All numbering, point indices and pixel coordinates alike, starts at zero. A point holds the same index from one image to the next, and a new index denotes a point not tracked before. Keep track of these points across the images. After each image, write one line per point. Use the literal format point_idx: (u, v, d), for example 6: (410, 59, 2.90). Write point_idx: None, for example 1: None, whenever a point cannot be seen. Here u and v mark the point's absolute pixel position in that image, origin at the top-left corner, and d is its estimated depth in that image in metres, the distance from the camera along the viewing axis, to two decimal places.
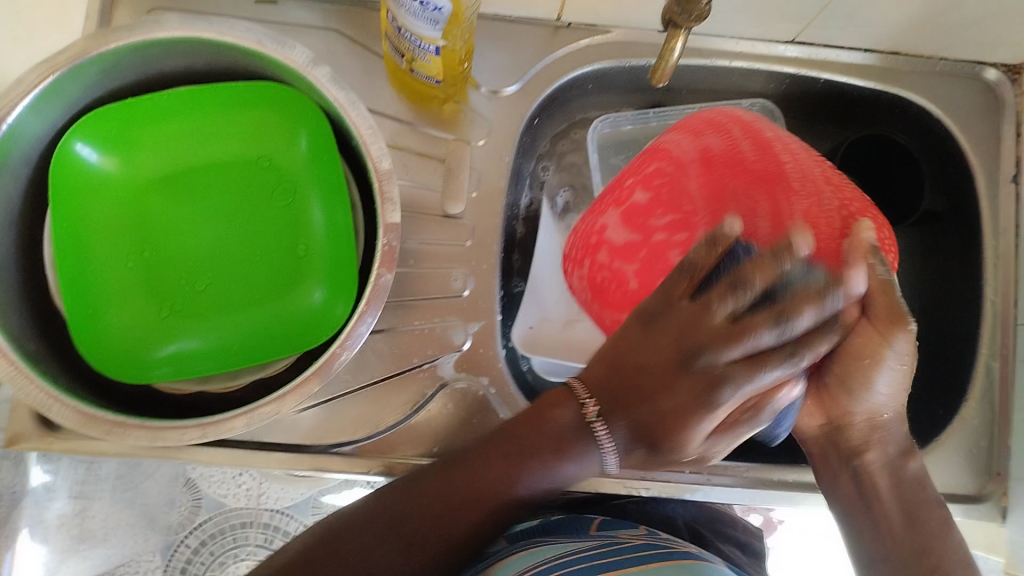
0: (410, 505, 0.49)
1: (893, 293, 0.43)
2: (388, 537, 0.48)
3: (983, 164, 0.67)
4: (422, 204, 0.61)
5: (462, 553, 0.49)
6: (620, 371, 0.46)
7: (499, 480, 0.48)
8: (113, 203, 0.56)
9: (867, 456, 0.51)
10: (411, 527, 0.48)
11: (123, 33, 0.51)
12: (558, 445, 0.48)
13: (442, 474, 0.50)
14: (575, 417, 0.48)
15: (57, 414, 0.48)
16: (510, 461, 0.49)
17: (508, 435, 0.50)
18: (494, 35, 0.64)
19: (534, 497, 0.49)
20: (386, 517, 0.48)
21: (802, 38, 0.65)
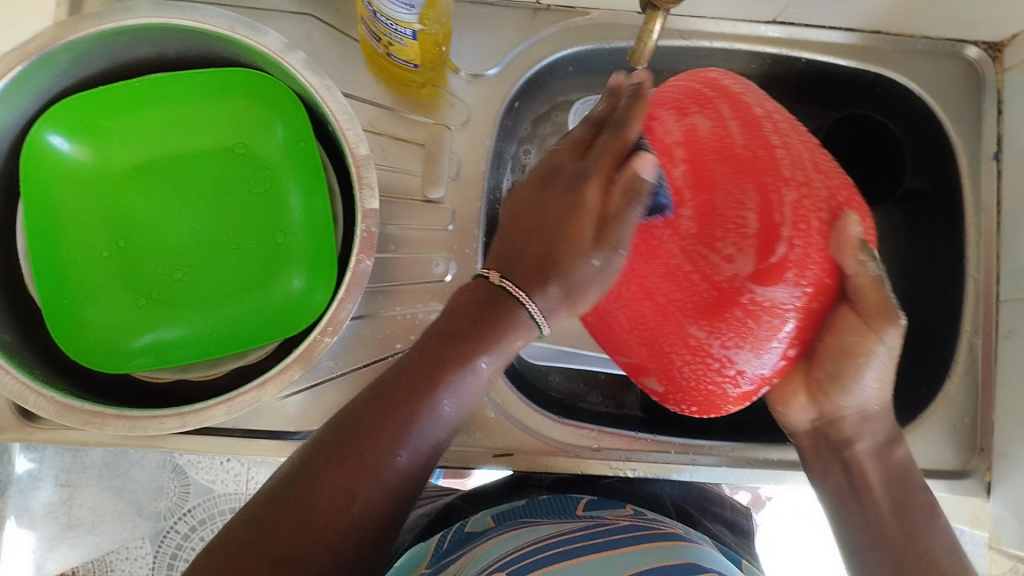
0: (349, 426, 0.44)
1: (881, 289, 0.47)
2: (336, 458, 0.43)
3: (964, 142, 0.66)
4: (403, 188, 0.60)
5: (418, 460, 0.45)
6: (515, 238, 0.47)
7: (436, 378, 0.45)
8: (88, 193, 0.55)
9: (857, 446, 0.53)
10: (359, 438, 0.43)
11: (93, 20, 0.50)
12: (483, 329, 0.45)
13: (375, 401, 0.45)
14: (491, 303, 0.46)
15: (34, 404, 0.48)
16: (432, 371, 0.45)
17: (423, 350, 0.46)
18: (474, 18, 0.63)
19: (474, 392, 0.47)
20: (335, 438, 0.44)
21: (783, 17, 0.64)
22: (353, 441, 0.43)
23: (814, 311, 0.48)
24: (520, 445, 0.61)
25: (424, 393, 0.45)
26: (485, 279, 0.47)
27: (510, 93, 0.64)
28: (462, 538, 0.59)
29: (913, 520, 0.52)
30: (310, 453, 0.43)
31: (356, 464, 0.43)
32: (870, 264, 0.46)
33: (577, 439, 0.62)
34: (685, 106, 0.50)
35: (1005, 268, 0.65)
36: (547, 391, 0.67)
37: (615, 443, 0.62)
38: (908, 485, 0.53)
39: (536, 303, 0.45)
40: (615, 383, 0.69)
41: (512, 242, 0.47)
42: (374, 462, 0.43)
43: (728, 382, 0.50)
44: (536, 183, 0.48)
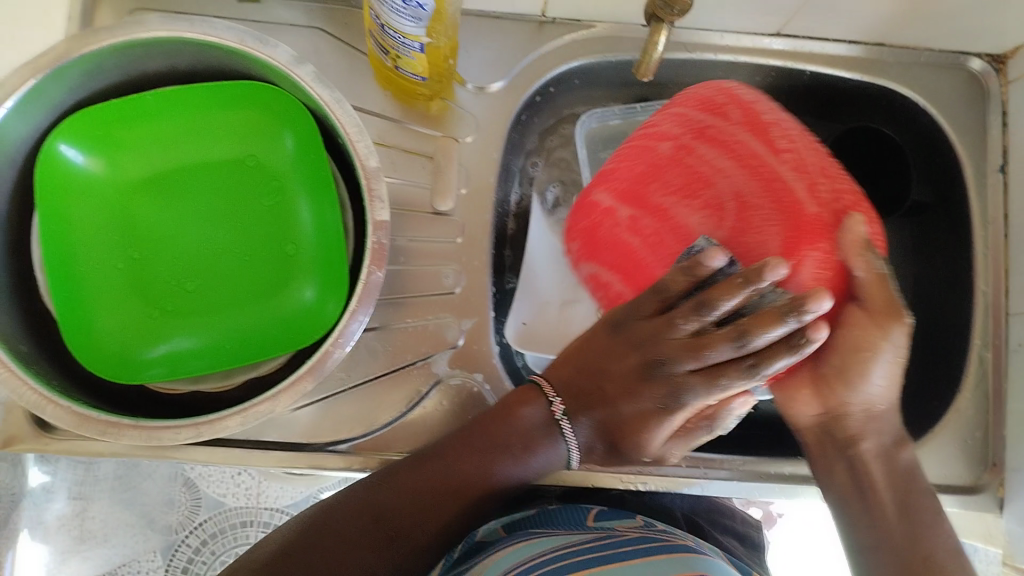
0: (382, 506, 0.53)
1: (888, 287, 0.47)
2: (361, 518, 0.52)
3: (970, 154, 0.67)
4: (412, 201, 0.61)
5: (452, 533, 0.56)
6: (582, 371, 0.57)
7: (476, 470, 0.55)
8: (102, 204, 0.56)
9: (862, 445, 0.53)
10: (391, 520, 0.53)
11: (107, 34, 0.52)
12: (528, 438, 0.56)
13: (415, 468, 0.54)
14: (536, 405, 0.57)
15: (51, 414, 0.49)
16: (484, 456, 0.55)
17: (467, 439, 0.56)
18: (481, 32, 0.64)
19: (517, 479, 0.56)
20: (356, 513, 0.52)
21: (787, 30, 0.65)
22: (389, 512, 0.53)
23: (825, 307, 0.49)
24: None
25: (465, 483, 0.55)
26: (538, 387, 0.58)
27: (516, 105, 0.64)
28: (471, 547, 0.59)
29: (917, 526, 0.52)
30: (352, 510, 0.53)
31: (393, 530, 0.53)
32: (873, 259, 0.46)
33: None
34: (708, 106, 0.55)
35: (1014, 279, 0.65)
36: None
37: None
38: (915, 487, 0.53)
39: (576, 439, 0.57)
40: None
41: (583, 391, 0.57)
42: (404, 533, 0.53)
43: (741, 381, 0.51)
44: (628, 353, 0.53)
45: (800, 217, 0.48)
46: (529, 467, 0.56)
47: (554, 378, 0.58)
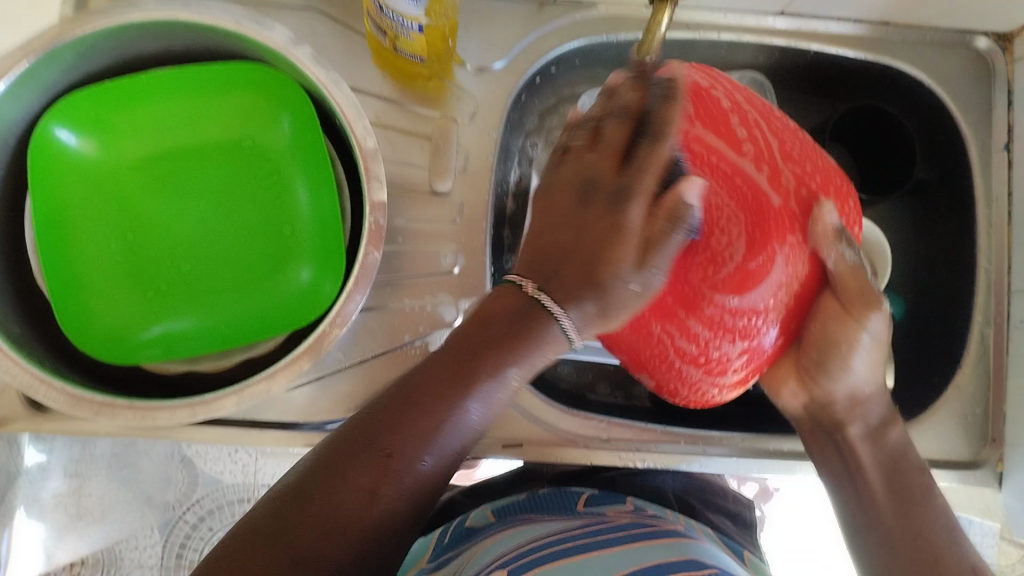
0: (368, 434, 0.43)
1: (860, 274, 0.46)
2: (357, 461, 0.42)
3: (975, 132, 0.66)
4: (410, 181, 0.60)
5: (441, 472, 0.44)
6: (539, 256, 0.46)
7: (450, 394, 0.44)
8: (96, 187, 0.55)
9: (849, 429, 0.54)
10: (383, 441, 0.43)
11: (99, 16, 0.50)
12: (515, 344, 0.44)
13: (402, 399, 0.44)
14: (524, 315, 0.45)
15: (43, 395, 0.48)
16: (457, 382, 0.44)
17: (447, 357, 0.45)
18: (480, 10, 0.63)
19: (504, 399, 0.45)
20: (353, 437, 0.43)
21: (791, 9, 0.64)
22: (376, 447, 0.43)
23: (802, 293, 0.46)
24: (530, 437, 0.61)
25: (446, 405, 0.43)
26: (521, 286, 0.45)
27: (515, 88, 0.63)
28: (463, 534, 0.60)
29: (919, 504, 0.52)
30: (325, 466, 0.43)
31: (379, 464, 0.42)
32: (847, 251, 0.44)
33: (587, 431, 0.62)
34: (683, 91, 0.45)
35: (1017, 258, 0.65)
36: (556, 384, 0.68)
37: (624, 433, 0.62)
38: (903, 467, 0.53)
39: (570, 319, 0.44)
40: (622, 374, 0.69)
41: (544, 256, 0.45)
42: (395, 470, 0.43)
43: (722, 375, 0.48)
44: (575, 196, 0.45)
45: (771, 216, 0.42)
46: (508, 378, 0.44)
47: (529, 274, 0.46)
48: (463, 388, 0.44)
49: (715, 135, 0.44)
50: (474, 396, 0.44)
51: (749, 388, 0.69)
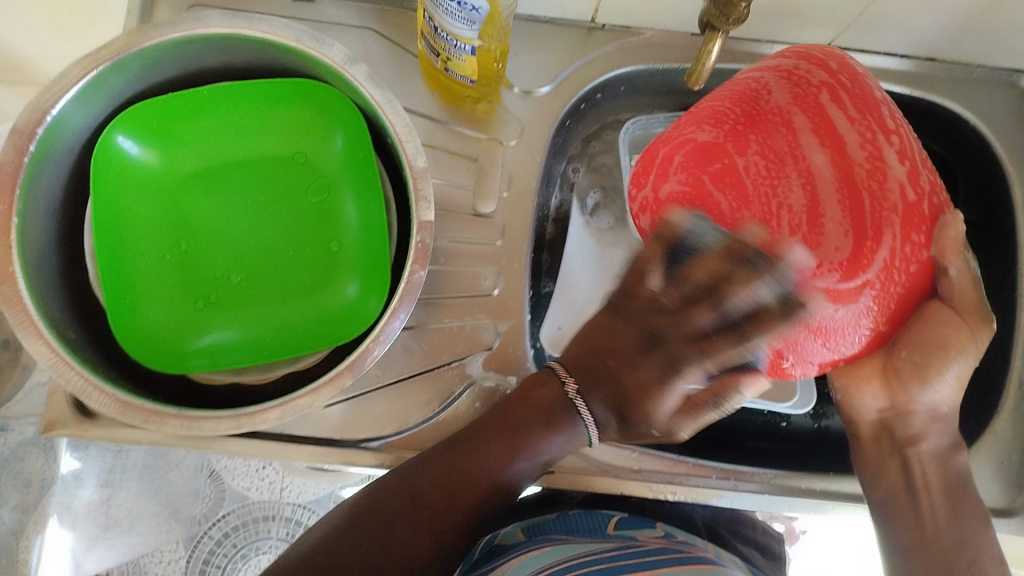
0: (412, 492, 0.50)
1: (977, 288, 0.50)
2: (402, 506, 0.49)
3: (1019, 173, 0.66)
4: (454, 203, 0.61)
5: (485, 514, 0.51)
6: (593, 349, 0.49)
7: (491, 453, 0.51)
8: (153, 195, 0.57)
9: (922, 445, 0.54)
10: (426, 500, 0.50)
11: (167, 29, 0.52)
12: (546, 422, 0.51)
13: (451, 455, 0.51)
14: (556, 398, 0.51)
15: (96, 400, 0.49)
16: (498, 445, 0.51)
17: (485, 442, 0.51)
18: (530, 36, 0.65)
19: (538, 466, 0.52)
20: (404, 487, 0.50)
21: (838, 42, 0.65)
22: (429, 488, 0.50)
23: (908, 293, 0.50)
24: (562, 464, 0.61)
25: (488, 461, 0.51)
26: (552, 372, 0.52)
27: (561, 111, 0.64)
28: (492, 550, 0.60)
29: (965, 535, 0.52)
30: (398, 488, 0.50)
31: (439, 506, 0.50)
32: (970, 263, 0.49)
33: (618, 461, 0.62)
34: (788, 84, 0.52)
35: None
36: None
37: (655, 464, 0.62)
38: (963, 493, 0.53)
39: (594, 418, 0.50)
40: None
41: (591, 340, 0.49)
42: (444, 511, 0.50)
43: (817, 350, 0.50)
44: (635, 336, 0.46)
45: (893, 212, 0.48)
46: (547, 444, 0.51)
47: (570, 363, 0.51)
48: (506, 448, 0.51)
49: (838, 125, 0.50)
50: (514, 458, 0.51)
51: (785, 424, 0.69)
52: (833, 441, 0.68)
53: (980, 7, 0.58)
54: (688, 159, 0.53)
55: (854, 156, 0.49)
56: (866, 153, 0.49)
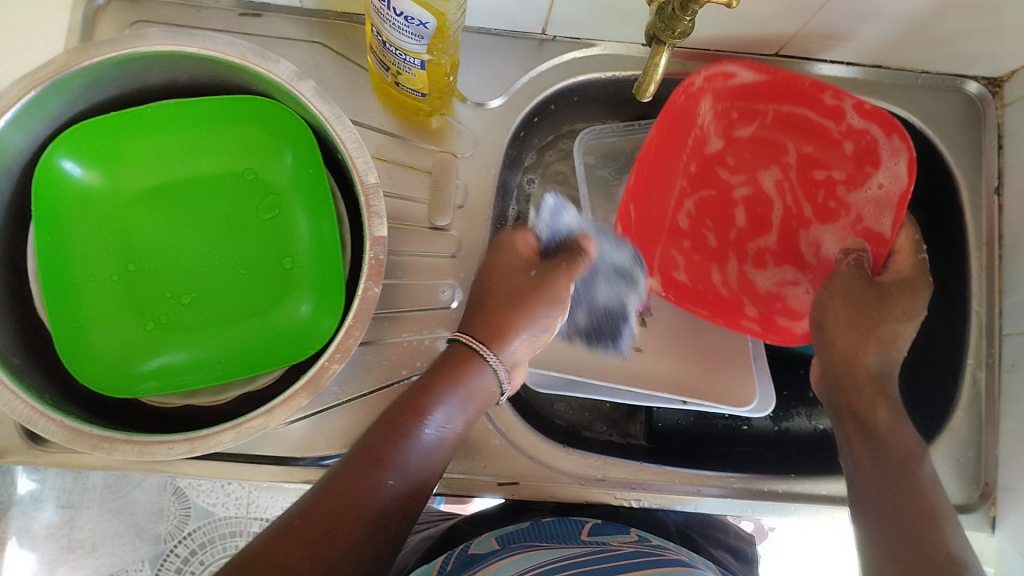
0: (296, 529, 0.44)
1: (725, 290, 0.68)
2: (290, 543, 0.43)
3: (967, 175, 0.67)
4: (410, 215, 0.61)
5: (377, 538, 0.46)
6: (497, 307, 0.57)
7: (364, 472, 0.47)
8: (99, 216, 0.56)
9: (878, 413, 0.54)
10: (311, 528, 0.44)
11: (107, 48, 0.51)
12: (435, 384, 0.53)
13: (329, 486, 0.46)
14: (450, 354, 0.55)
15: (42, 427, 0.48)
16: (375, 462, 0.48)
17: (359, 446, 0.49)
18: (482, 48, 0.65)
19: (424, 454, 0.50)
20: (281, 529, 0.44)
21: (786, 51, 0.65)
22: (309, 518, 0.44)
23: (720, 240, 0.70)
24: (525, 473, 0.61)
25: (367, 472, 0.47)
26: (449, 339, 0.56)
27: (516, 121, 0.64)
28: (465, 560, 0.59)
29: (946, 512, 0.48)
30: (281, 530, 0.44)
31: (329, 531, 0.44)
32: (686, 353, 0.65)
33: (582, 469, 0.62)
34: (851, 229, 0.65)
35: (1009, 301, 0.65)
36: (551, 418, 0.68)
37: (619, 472, 0.62)
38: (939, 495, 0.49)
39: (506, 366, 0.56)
40: (618, 413, 0.70)
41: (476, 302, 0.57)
42: (330, 534, 0.44)
43: (677, 213, 0.69)
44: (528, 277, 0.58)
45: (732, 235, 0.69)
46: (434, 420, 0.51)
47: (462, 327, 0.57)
48: (386, 451, 0.48)
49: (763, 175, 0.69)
50: (395, 462, 0.48)
51: (746, 427, 0.70)
52: (798, 438, 0.70)
53: (924, 16, 0.58)
54: (703, 223, 0.70)
55: (717, 244, 0.69)
56: (737, 232, 0.70)
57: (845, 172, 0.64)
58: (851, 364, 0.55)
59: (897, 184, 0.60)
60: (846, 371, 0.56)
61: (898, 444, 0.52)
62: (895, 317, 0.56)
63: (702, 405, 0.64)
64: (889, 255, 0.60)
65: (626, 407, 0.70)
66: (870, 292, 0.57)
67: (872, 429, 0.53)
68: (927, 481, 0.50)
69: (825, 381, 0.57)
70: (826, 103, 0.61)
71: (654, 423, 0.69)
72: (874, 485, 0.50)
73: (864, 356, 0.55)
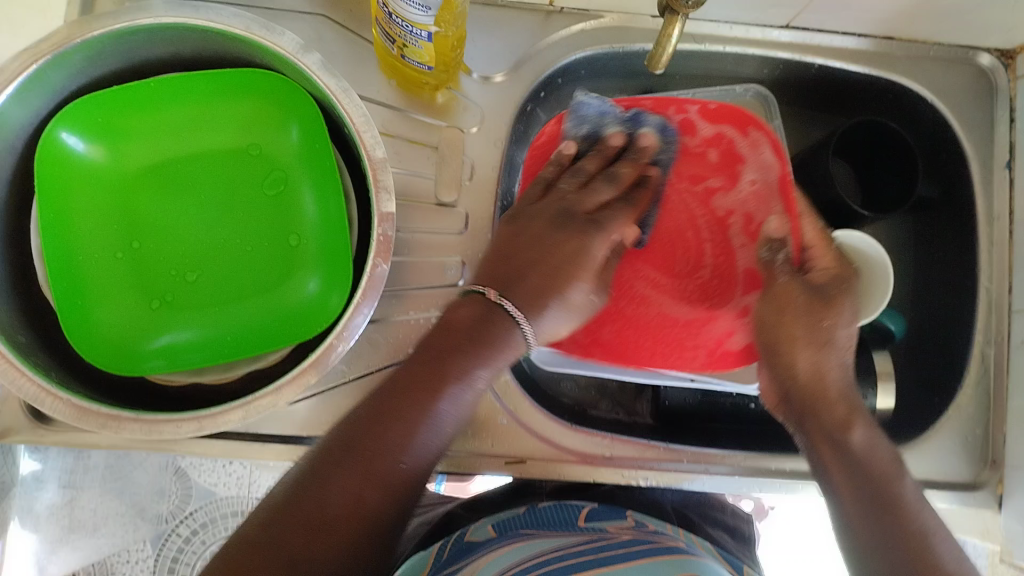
0: (331, 467, 0.45)
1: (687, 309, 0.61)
2: (338, 473, 0.45)
3: (978, 150, 0.66)
4: (416, 192, 0.60)
5: (419, 470, 0.47)
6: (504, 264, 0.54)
7: (411, 404, 0.48)
8: (103, 192, 0.55)
9: (852, 431, 0.51)
10: (360, 454, 0.46)
11: (108, 20, 0.50)
12: (478, 340, 0.50)
13: (373, 419, 0.47)
14: (489, 313, 0.51)
15: (50, 407, 0.47)
16: (427, 391, 0.48)
17: (411, 373, 0.49)
18: (488, 20, 0.63)
19: (467, 399, 0.50)
20: (322, 460, 0.46)
21: (796, 22, 0.64)
22: (354, 451, 0.46)
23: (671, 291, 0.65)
24: (533, 452, 0.60)
25: (417, 405, 0.48)
26: (483, 293, 0.52)
27: (523, 96, 0.63)
28: (462, 548, 0.58)
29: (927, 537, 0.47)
30: (317, 468, 0.45)
31: (372, 464, 0.45)
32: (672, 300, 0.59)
33: (588, 447, 0.61)
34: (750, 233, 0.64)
35: (1018, 278, 0.65)
36: (558, 397, 0.67)
37: (627, 451, 0.62)
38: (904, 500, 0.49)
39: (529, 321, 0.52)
40: (626, 392, 0.69)
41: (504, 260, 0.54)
42: (374, 472, 0.45)
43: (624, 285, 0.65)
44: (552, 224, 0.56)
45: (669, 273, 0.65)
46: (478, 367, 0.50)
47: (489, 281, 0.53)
48: (435, 384, 0.49)
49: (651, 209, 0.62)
50: (444, 395, 0.49)
51: (753, 405, 0.69)
52: None
53: None
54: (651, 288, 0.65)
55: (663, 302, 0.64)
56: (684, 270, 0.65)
57: (723, 179, 0.64)
58: (821, 386, 0.54)
59: (773, 169, 0.62)
60: (813, 389, 0.54)
61: (881, 463, 0.50)
62: (838, 315, 0.55)
63: (709, 382, 0.63)
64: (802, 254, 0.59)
65: (633, 386, 0.69)
66: (815, 296, 0.55)
67: (848, 449, 0.51)
68: (913, 500, 0.49)
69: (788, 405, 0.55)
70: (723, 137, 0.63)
71: (662, 402, 0.68)
72: (859, 519, 0.48)
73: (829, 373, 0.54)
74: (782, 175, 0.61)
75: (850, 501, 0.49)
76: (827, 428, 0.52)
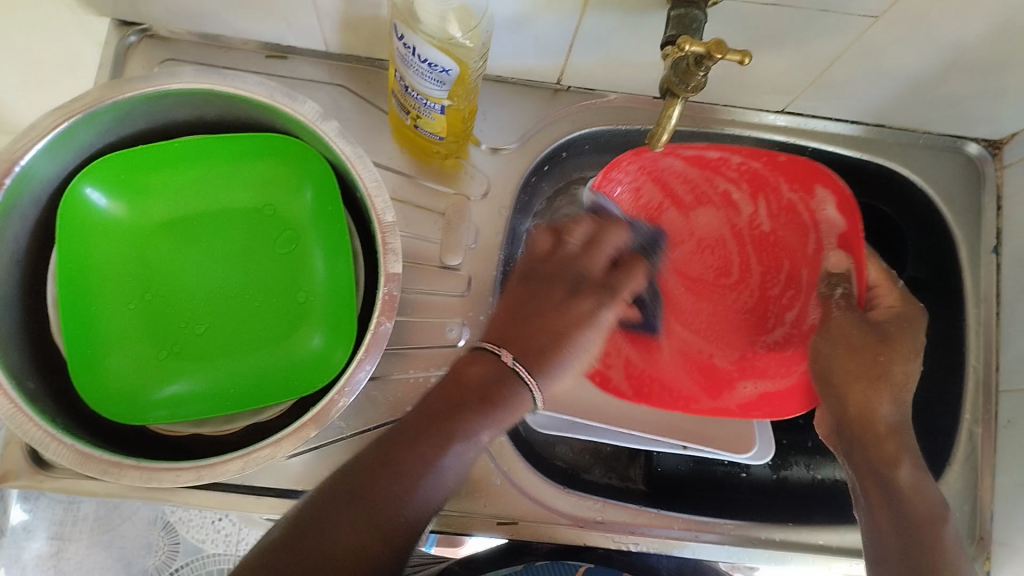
0: (329, 507, 0.45)
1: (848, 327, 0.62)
2: (347, 510, 0.45)
3: (965, 234, 0.69)
4: (421, 254, 0.62)
5: (420, 521, 0.47)
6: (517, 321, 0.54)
7: (413, 450, 0.48)
8: (119, 245, 0.57)
9: (899, 470, 0.55)
10: (370, 498, 0.46)
11: (140, 84, 0.53)
12: (489, 405, 0.50)
13: (378, 465, 0.47)
14: (492, 373, 0.52)
15: (54, 452, 0.48)
16: (436, 439, 0.49)
17: (410, 420, 0.50)
18: (497, 95, 0.67)
19: (468, 456, 0.50)
20: (328, 495, 0.46)
21: (791, 108, 0.67)
22: (359, 496, 0.46)
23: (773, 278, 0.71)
24: (525, 514, 0.61)
25: (417, 451, 0.48)
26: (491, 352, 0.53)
27: (527, 168, 0.66)
28: None
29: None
30: (322, 506, 0.45)
31: (376, 512, 0.46)
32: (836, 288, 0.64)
33: (581, 511, 0.62)
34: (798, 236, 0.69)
35: (1005, 357, 0.66)
36: (552, 460, 0.67)
37: (619, 515, 0.63)
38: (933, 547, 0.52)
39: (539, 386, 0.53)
40: (619, 458, 0.70)
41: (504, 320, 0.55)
42: (382, 520, 0.45)
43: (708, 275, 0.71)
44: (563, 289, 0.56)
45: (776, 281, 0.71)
46: (485, 429, 0.50)
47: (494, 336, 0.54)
48: (445, 432, 0.49)
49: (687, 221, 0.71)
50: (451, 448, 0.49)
51: (746, 474, 0.70)
52: (794, 489, 0.70)
53: (928, 77, 0.60)
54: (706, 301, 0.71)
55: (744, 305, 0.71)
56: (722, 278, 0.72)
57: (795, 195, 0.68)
58: (869, 420, 0.58)
59: (840, 224, 0.66)
60: (865, 422, 0.58)
61: (919, 504, 0.54)
62: (894, 352, 0.59)
63: (703, 451, 0.64)
64: (869, 291, 0.63)
65: (625, 452, 0.70)
66: (872, 335, 0.59)
67: (894, 488, 0.55)
68: (947, 542, 0.53)
69: (841, 438, 0.59)
70: (791, 196, 0.68)
71: (654, 468, 0.69)
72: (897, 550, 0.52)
73: (881, 409, 0.58)
74: (850, 231, 0.65)
75: (889, 537, 0.53)
76: (874, 461, 0.56)
